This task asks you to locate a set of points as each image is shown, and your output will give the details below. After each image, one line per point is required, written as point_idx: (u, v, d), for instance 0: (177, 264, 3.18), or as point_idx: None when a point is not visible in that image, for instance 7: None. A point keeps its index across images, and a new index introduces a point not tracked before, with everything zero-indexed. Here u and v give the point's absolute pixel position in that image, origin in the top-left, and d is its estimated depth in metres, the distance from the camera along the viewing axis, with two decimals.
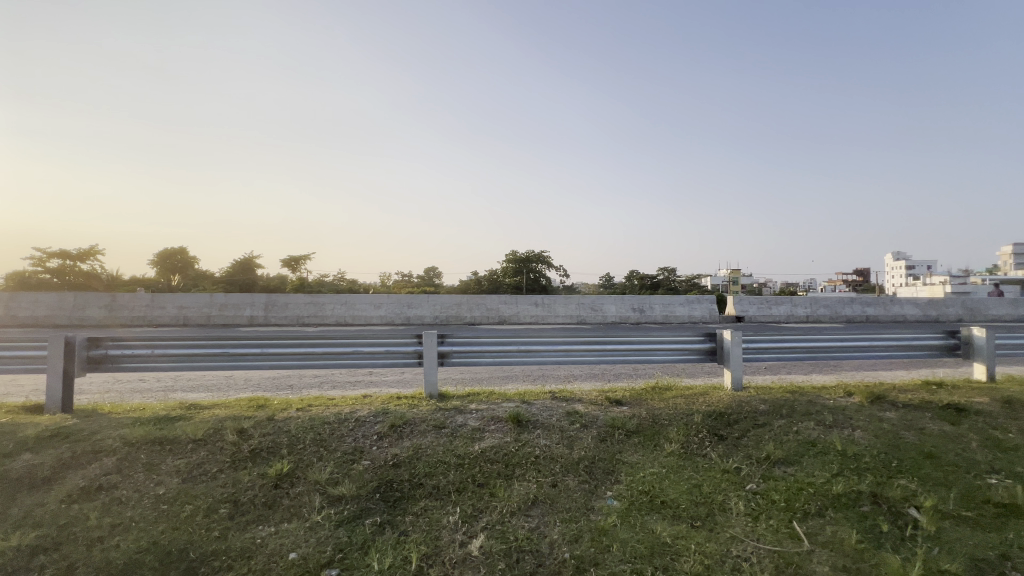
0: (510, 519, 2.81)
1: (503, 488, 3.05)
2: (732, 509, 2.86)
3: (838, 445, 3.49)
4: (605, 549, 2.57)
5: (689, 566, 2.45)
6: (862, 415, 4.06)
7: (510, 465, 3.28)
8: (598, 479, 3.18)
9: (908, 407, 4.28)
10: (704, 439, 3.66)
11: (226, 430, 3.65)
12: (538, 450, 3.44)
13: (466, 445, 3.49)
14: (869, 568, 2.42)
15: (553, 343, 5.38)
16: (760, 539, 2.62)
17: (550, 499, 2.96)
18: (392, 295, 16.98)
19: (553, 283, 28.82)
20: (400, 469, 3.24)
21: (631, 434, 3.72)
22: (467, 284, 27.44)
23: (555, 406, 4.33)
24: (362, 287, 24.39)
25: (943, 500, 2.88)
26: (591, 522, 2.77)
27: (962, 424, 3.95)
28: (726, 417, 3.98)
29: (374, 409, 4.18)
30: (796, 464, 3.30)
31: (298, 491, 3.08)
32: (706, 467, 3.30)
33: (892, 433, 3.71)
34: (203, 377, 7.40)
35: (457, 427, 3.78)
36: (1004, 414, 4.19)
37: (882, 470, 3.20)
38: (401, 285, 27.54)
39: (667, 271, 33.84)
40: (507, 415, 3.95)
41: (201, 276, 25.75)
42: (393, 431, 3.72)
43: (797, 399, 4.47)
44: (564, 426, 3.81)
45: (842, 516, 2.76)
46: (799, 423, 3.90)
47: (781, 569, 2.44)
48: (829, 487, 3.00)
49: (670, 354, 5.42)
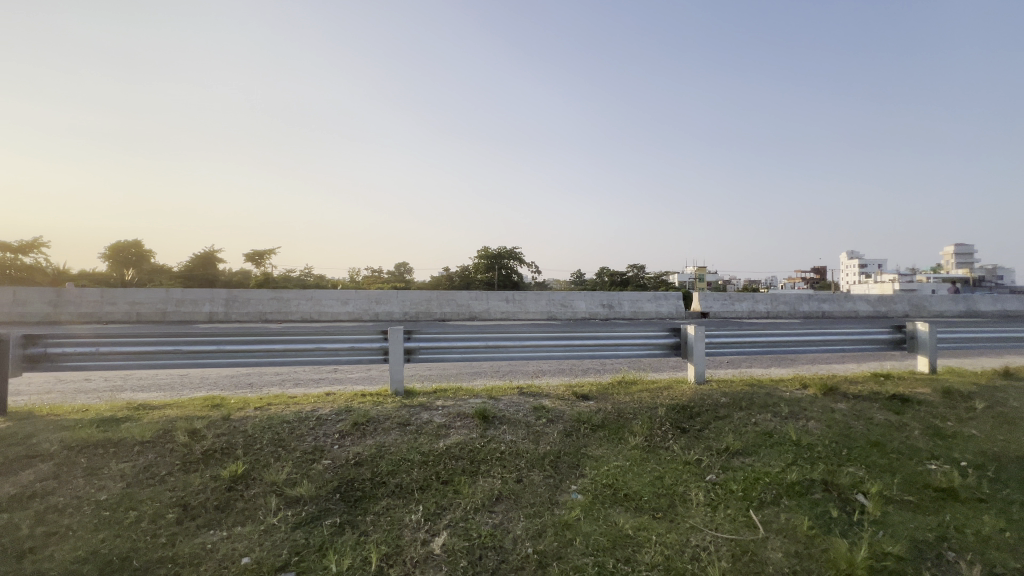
0: (473, 516, 2.78)
1: (467, 485, 3.02)
2: (692, 500, 2.92)
3: (793, 436, 3.62)
4: (568, 543, 2.58)
5: (649, 558, 2.48)
6: (816, 406, 4.23)
7: (475, 461, 3.25)
8: (562, 473, 3.19)
9: (858, 398, 4.49)
10: (667, 432, 3.73)
11: (177, 431, 3.48)
12: (503, 446, 3.43)
13: (431, 442, 3.44)
14: (819, 553, 2.50)
15: (522, 339, 5.36)
16: (718, 528, 2.68)
17: (515, 495, 2.95)
18: (359, 291, 16.58)
19: (524, 279, 28.95)
20: (362, 467, 3.17)
21: (596, 428, 3.76)
22: (438, 280, 27.18)
23: (522, 401, 4.33)
24: (329, 282, 23.86)
25: (888, 486, 3.02)
26: (555, 516, 2.77)
27: (906, 413, 4.17)
28: (688, 410, 4.07)
29: (336, 407, 4.07)
30: (754, 455, 3.41)
31: (253, 493, 2.95)
32: (668, 459, 3.36)
33: (842, 423, 3.88)
34: (156, 375, 7.06)
35: (422, 424, 3.72)
36: (944, 403, 4.44)
37: (832, 458, 3.33)
38: (370, 281, 27.09)
39: (636, 268, 34.52)
40: (473, 411, 3.92)
41: (158, 270, 24.60)
42: (356, 429, 3.63)
43: (756, 391, 4.62)
44: (530, 421, 3.81)
45: (796, 504, 2.86)
46: (757, 414, 4.03)
47: (737, 556, 2.49)
48: (784, 476, 3.11)
49: (636, 349, 5.50)
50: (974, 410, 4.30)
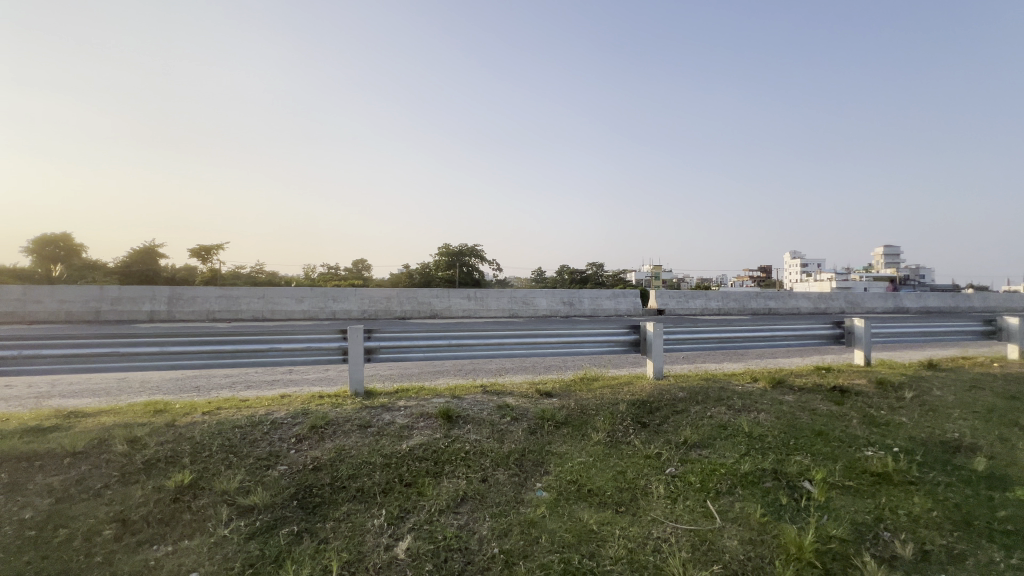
0: (437, 518, 2.73)
1: (431, 487, 2.97)
2: (653, 493, 3.00)
3: (746, 428, 3.79)
4: (534, 542, 2.58)
5: (613, 552, 2.51)
6: (766, 399, 4.46)
7: (439, 462, 3.21)
8: (527, 471, 3.20)
9: (803, 390, 4.77)
10: (629, 427, 3.82)
11: (114, 441, 3.23)
12: (467, 445, 3.40)
13: (393, 444, 3.37)
14: (771, 538, 2.61)
15: (485, 337, 5.34)
16: (678, 520, 2.76)
17: (480, 494, 2.93)
18: (315, 288, 16.02)
19: (486, 276, 28.93)
20: (320, 472, 3.06)
21: (560, 425, 3.80)
22: (398, 277, 26.67)
23: (486, 400, 4.31)
24: (282, 279, 22.93)
25: (831, 473, 3.22)
26: (521, 515, 2.77)
27: (845, 403, 4.47)
28: (648, 405, 4.19)
29: (292, 410, 3.92)
30: (710, 447, 3.54)
31: (201, 504, 2.79)
32: (630, 454, 3.44)
33: (790, 414, 4.11)
34: (89, 380, 6.54)
35: (384, 426, 3.63)
36: (878, 393, 4.79)
37: (781, 448, 3.51)
38: (327, 278, 26.26)
39: (595, 266, 35.24)
40: (436, 411, 3.87)
41: (91, 265, 22.81)
42: (314, 432, 3.51)
43: (711, 386, 4.82)
44: (495, 419, 3.80)
45: (749, 493, 2.99)
46: (712, 407, 4.19)
47: (695, 546, 2.57)
48: (738, 467, 3.25)
49: (597, 346, 5.60)
50: (904, 399, 4.65)
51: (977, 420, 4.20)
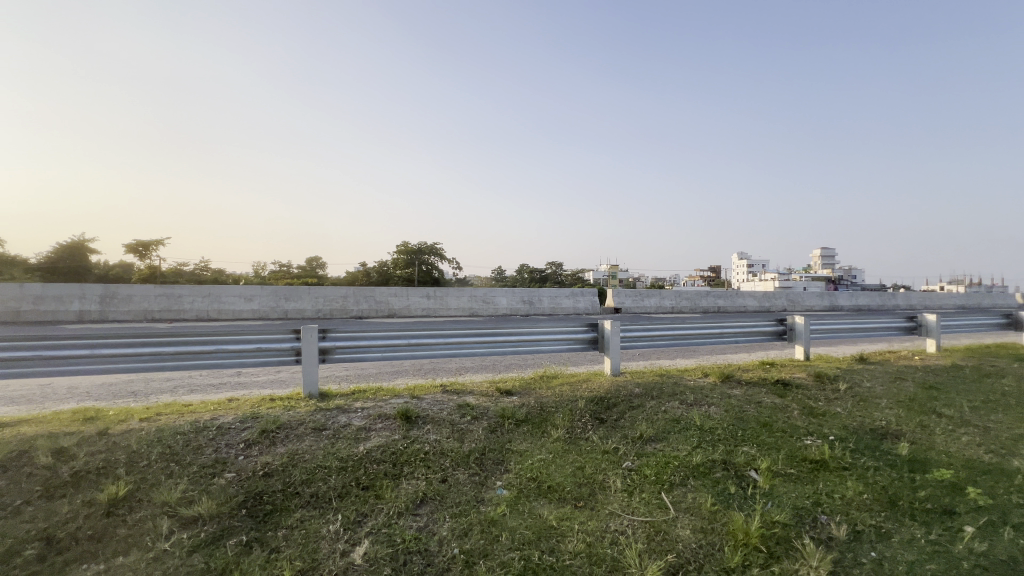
0: (396, 521, 2.68)
1: (390, 489, 2.92)
2: (611, 487, 3.07)
3: (697, 421, 3.95)
4: (494, 540, 2.58)
5: (572, 546, 2.54)
6: (716, 393, 4.66)
7: (398, 464, 3.15)
8: (487, 470, 3.20)
9: (749, 384, 5.02)
10: (587, 423, 3.89)
11: (37, 452, 2.97)
12: (427, 446, 3.36)
13: (350, 447, 3.28)
14: (720, 526, 2.73)
15: (445, 336, 5.29)
16: (635, 512, 2.83)
17: (440, 495, 2.90)
18: (265, 286, 15.32)
19: (446, 275, 28.71)
20: (271, 479, 2.93)
21: (520, 423, 3.83)
22: (354, 275, 25.96)
23: (446, 399, 4.27)
24: (229, 277, 21.80)
25: (775, 461, 3.41)
26: (481, 514, 2.76)
27: (787, 396, 4.75)
28: (606, 401, 4.29)
29: (240, 414, 3.74)
30: (664, 440, 3.66)
31: (138, 517, 2.60)
32: (588, 449, 3.51)
33: (738, 407, 4.32)
34: (7, 386, 5.97)
35: (339, 428, 3.53)
36: (816, 386, 5.11)
37: (730, 439, 3.68)
38: (279, 276, 25.22)
39: (554, 266, 35.77)
40: (395, 412, 3.80)
41: (9, 261, 20.82)
42: (264, 437, 3.36)
43: (665, 381, 4.99)
44: (454, 419, 3.78)
45: (700, 483, 3.12)
46: (666, 402, 4.34)
47: (650, 537, 2.65)
48: (690, 459, 3.38)
49: (556, 344, 5.66)
50: (839, 391, 4.99)
51: (901, 409, 4.57)
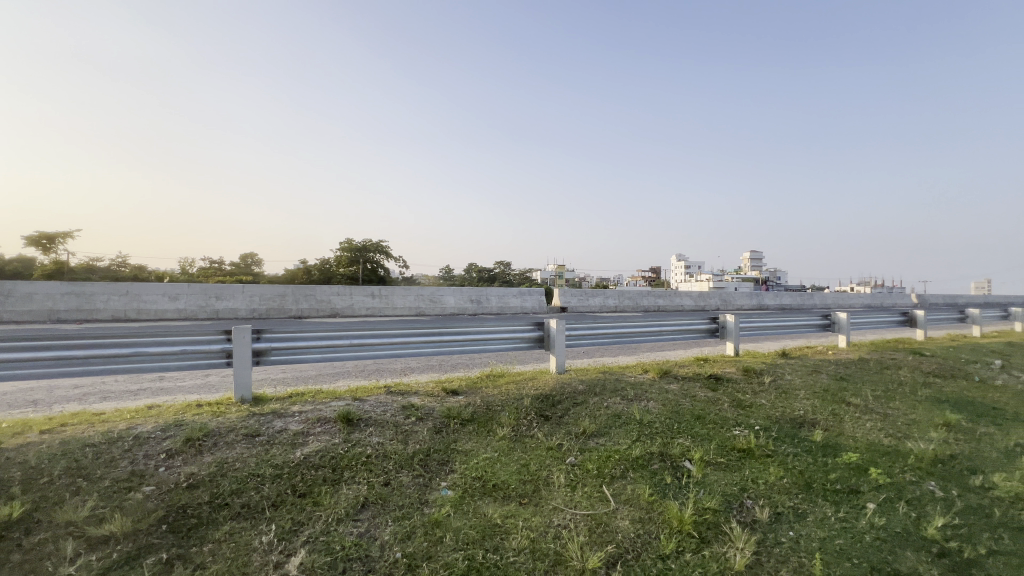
0: (335, 528, 2.58)
1: (329, 495, 2.81)
2: (555, 483, 3.13)
3: (637, 416, 4.11)
4: (438, 542, 2.54)
5: (516, 543, 2.56)
6: (654, 388, 4.88)
7: (338, 469, 3.04)
8: (432, 471, 3.15)
9: (685, 379, 5.30)
10: (532, 420, 3.95)
11: None
12: (369, 449, 3.27)
13: (285, 453, 3.13)
14: (657, 514, 2.85)
15: (390, 336, 5.16)
16: (577, 506, 2.90)
17: (382, 499, 2.82)
18: (193, 284, 14.24)
19: (392, 274, 28.06)
20: (197, 490, 2.74)
21: (466, 422, 3.81)
22: (293, 273, 24.73)
23: (389, 401, 4.18)
24: (151, 273, 20.07)
25: (707, 451, 3.62)
26: (424, 516, 2.72)
27: (718, 389, 5.06)
28: (551, 399, 4.38)
29: (162, 422, 3.46)
30: (606, 435, 3.78)
31: (38, 541, 2.34)
32: (532, 446, 3.55)
33: (674, 401, 4.55)
34: None
35: (274, 434, 3.36)
36: (744, 380, 5.47)
37: (666, 432, 3.87)
38: (208, 273, 23.55)
39: (502, 266, 36.03)
40: (335, 415, 3.67)
41: None
42: (189, 446, 3.14)
43: (608, 378, 5.16)
44: (398, 421, 3.70)
45: (639, 475, 3.25)
46: (608, 398, 4.49)
47: (592, 529, 2.72)
48: (630, 452, 3.51)
49: (503, 343, 5.69)
50: (764, 384, 5.38)
51: (817, 399, 5.00)
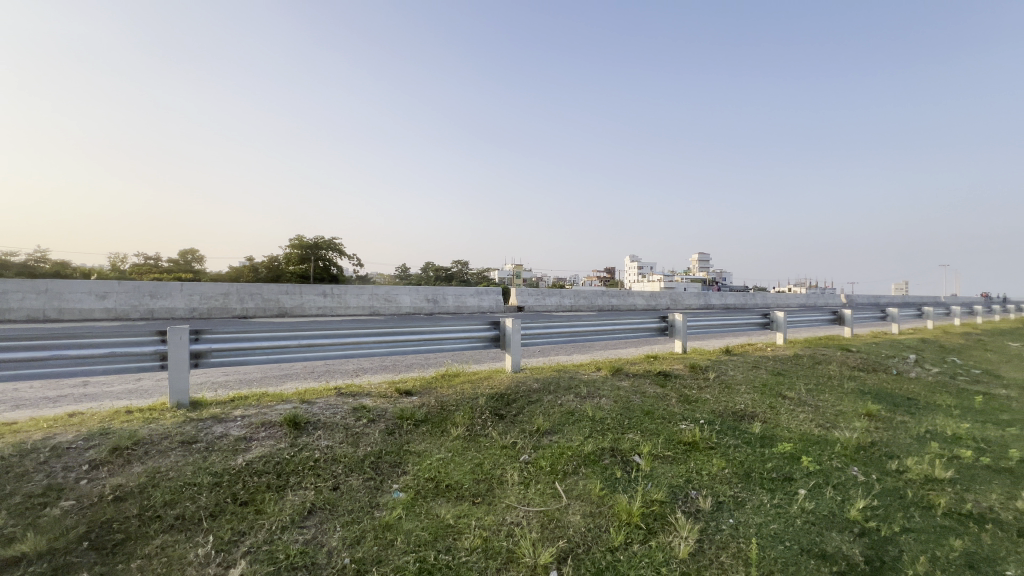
0: (279, 536, 2.48)
1: (272, 503, 2.69)
2: (508, 480, 3.15)
3: (589, 413, 4.21)
4: (388, 545, 2.49)
5: (469, 543, 2.55)
6: (607, 385, 5.01)
7: (283, 474, 2.92)
8: (383, 474, 3.09)
9: (635, 376, 5.48)
10: (486, 419, 3.95)
11: None
12: (317, 453, 3.17)
13: (225, 460, 2.97)
14: (607, 508, 2.93)
15: (341, 336, 5.00)
16: (530, 503, 2.92)
17: (330, 504, 2.73)
18: (124, 282, 13.23)
19: (345, 273, 27.25)
20: (124, 503, 2.54)
21: (419, 423, 3.76)
22: (239, 271, 23.50)
23: (339, 403, 4.05)
24: (75, 269, 18.46)
25: (655, 445, 3.76)
26: (375, 519, 2.66)
27: (667, 385, 5.26)
28: (506, 397, 4.40)
29: (85, 431, 3.20)
30: (559, 432, 3.84)
31: None
32: (487, 446, 3.55)
33: (625, 397, 4.69)
34: None
35: (214, 440, 3.19)
36: (691, 376, 5.72)
37: (617, 428, 3.98)
38: (142, 270, 21.94)
39: (460, 265, 35.92)
40: (281, 419, 3.52)
41: None
42: (116, 456, 2.92)
43: (562, 376, 5.25)
44: (349, 423, 3.60)
45: (591, 471, 3.32)
46: (562, 396, 4.57)
47: (544, 525, 2.75)
48: (582, 448, 3.59)
49: (459, 343, 5.65)
50: (709, 379, 5.65)
51: (756, 393, 5.31)
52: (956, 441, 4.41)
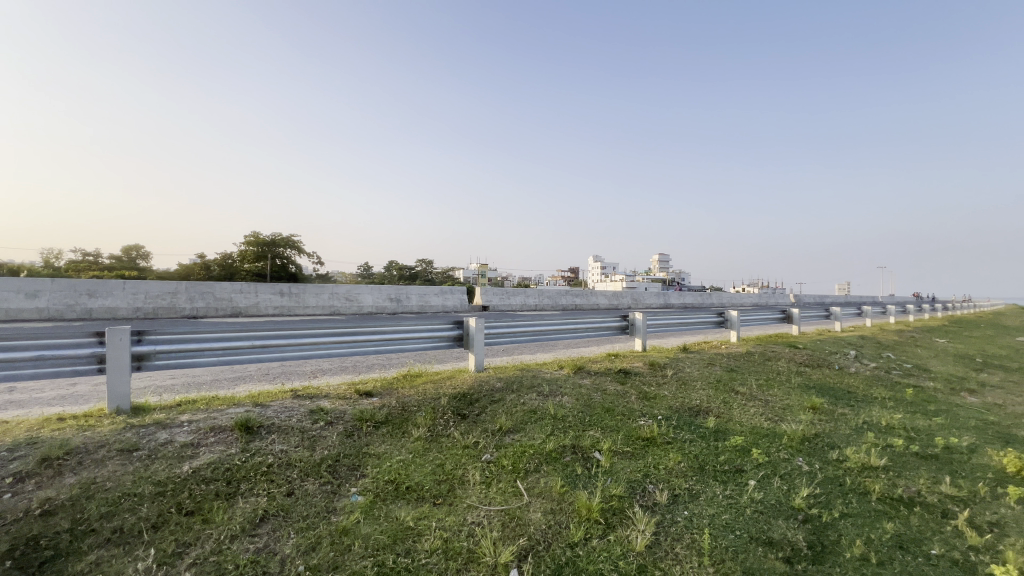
0: (228, 545, 2.37)
1: (221, 511, 2.56)
2: (470, 480, 3.13)
3: (551, 411, 4.25)
4: (346, 550, 2.43)
5: (429, 544, 2.52)
6: (569, 383, 5.08)
7: (233, 481, 2.80)
8: (341, 477, 3.01)
9: (597, 374, 5.58)
10: (448, 420, 3.92)
11: None
12: (270, 458, 3.05)
13: (170, 468, 2.81)
14: (567, 504, 2.97)
15: (297, 337, 4.83)
16: (491, 503, 2.92)
17: (283, 511, 2.64)
18: (58, 279, 12.27)
19: (304, 271, 26.39)
20: (54, 518, 2.36)
21: (380, 425, 3.69)
22: (189, 268, 22.29)
23: (295, 405, 3.91)
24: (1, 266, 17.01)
25: (615, 442, 3.84)
26: (331, 525, 2.58)
27: (626, 382, 5.39)
28: (469, 397, 4.38)
29: (10, 441, 2.95)
30: (521, 431, 3.85)
31: None
32: (448, 446, 3.52)
33: (587, 395, 4.76)
34: None
35: (157, 447, 3.01)
36: (650, 373, 5.88)
37: (579, 425, 4.04)
38: (78, 266, 20.46)
39: (424, 264, 35.53)
40: (232, 423, 3.37)
41: None
42: (46, 466, 2.71)
43: (525, 375, 5.28)
44: (305, 426, 3.49)
45: (553, 468, 3.36)
46: (525, 394, 4.59)
47: (505, 523, 2.76)
48: (544, 446, 3.62)
49: (421, 343, 5.57)
50: (667, 376, 5.83)
51: (711, 389, 5.52)
52: (889, 430, 4.74)
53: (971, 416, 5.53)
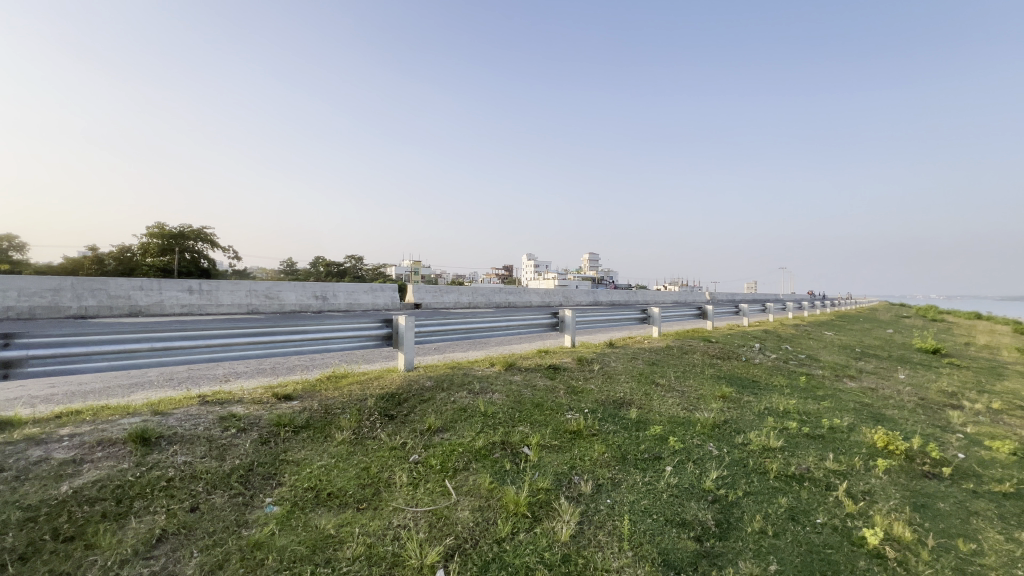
0: (117, 571, 2.12)
1: (110, 534, 2.29)
2: (396, 483, 3.05)
3: (482, 408, 4.25)
4: (258, 565, 2.27)
5: (351, 552, 2.42)
6: (499, 380, 5.11)
7: (125, 500, 2.51)
8: (254, 487, 2.80)
9: (527, 370, 5.67)
10: (375, 421, 3.79)
11: None
12: (171, 471, 2.77)
13: (46, 489, 2.47)
14: (495, 499, 2.99)
15: (206, 337, 4.43)
16: (418, 504, 2.87)
17: (185, 528, 2.41)
18: None
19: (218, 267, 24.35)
20: None
21: (299, 429, 3.49)
22: (76, 262, 19.73)
23: (203, 412, 3.59)
24: None
25: (543, 436, 3.92)
26: (241, 539, 2.40)
27: (556, 378, 5.53)
28: (397, 397, 4.27)
29: None
30: (451, 429, 3.81)
31: None
32: (374, 448, 3.41)
33: (517, 391, 4.82)
34: None
35: (29, 467, 2.63)
36: (578, 368, 6.08)
37: (508, 422, 4.07)
38: None
39: (354, 260, 34.20)
40: (125, 435, 3.02)
41: None
42: None
43: (455, 372, 5.24)
44: (213, 435, 3.21)
45: (482, 465, 3.36)
46: (455, 392, 4.56)
47: (432, 523, 2.72)
48: (473, 444, 3.61)
49: (346, 342, 5.33)
50: (594, 371, 6.06)
51: (634, 382, 5.81)
52: (786, 414, 5.28)
53: (852, 399, 6.29)
